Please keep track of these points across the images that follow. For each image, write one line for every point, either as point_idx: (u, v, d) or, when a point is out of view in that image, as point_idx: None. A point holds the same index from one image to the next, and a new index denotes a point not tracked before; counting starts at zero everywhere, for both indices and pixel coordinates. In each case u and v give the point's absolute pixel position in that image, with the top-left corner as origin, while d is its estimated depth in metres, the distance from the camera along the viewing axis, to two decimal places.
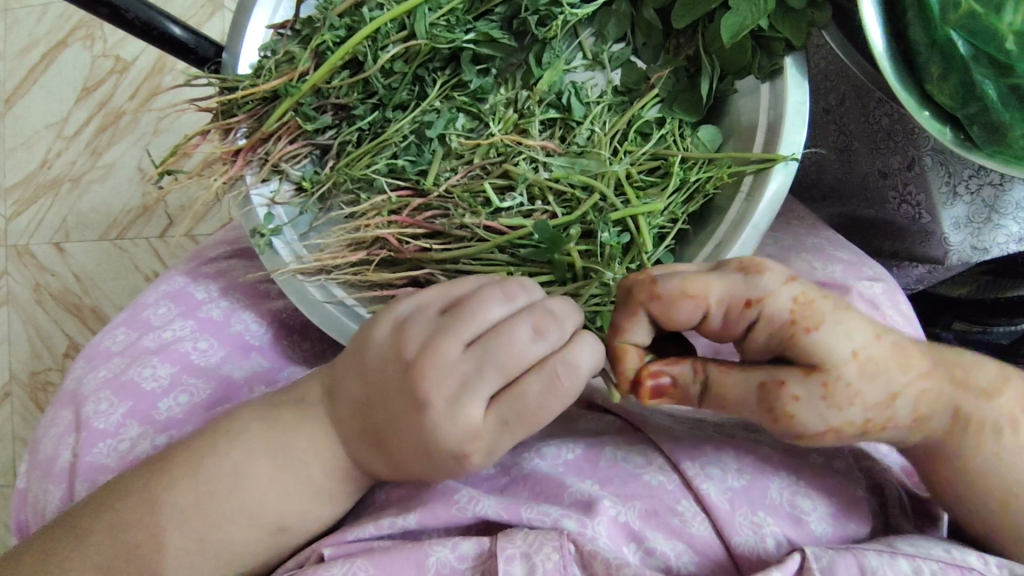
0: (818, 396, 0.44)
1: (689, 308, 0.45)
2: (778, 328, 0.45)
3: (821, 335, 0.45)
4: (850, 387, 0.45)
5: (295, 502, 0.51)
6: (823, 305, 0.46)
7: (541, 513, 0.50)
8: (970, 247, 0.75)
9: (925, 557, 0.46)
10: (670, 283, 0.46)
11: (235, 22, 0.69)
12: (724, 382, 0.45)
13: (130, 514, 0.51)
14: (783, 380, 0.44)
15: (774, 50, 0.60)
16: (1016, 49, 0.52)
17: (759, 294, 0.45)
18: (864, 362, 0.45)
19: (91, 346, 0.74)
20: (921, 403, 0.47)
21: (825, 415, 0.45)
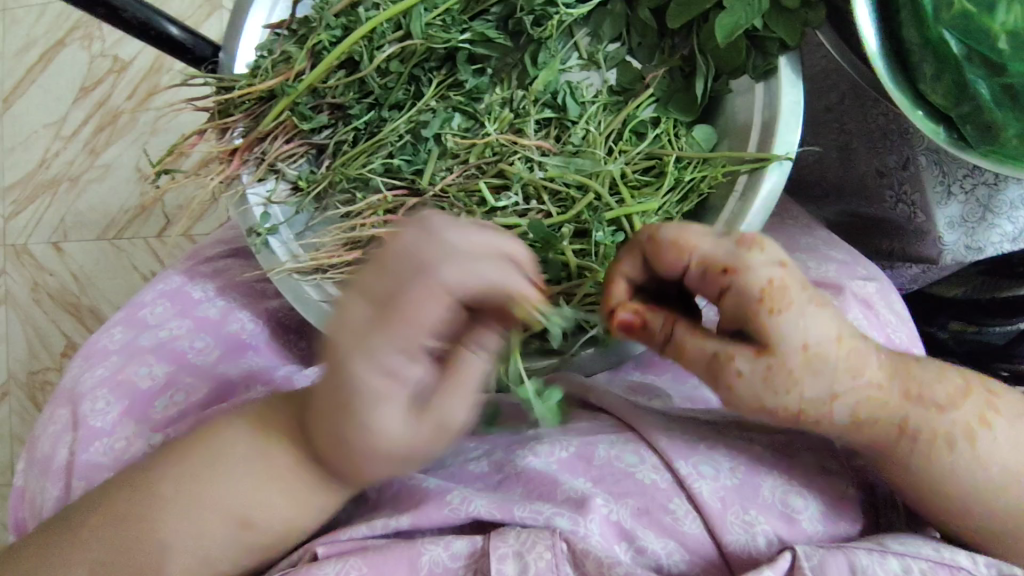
0: (760, 376, 0.46)
1: (672, 257, 0.47)
2: (748, 303, 0.46)
3: (784, 319, 0.45)
4: (793, 374, 0.45)
5: (270, 497, 0.50)
6: (796, 290, 0.46)
7: (534, 511, 0.50)
8: (964, 247, 0.75)
9: (914, 556, 0.46)
10: (666, 230, 0.48)
11: (233, 21, 0.69)
12: (686, 339, 0.47)
13: (116, 523, 0.51)
14: (733, 355, 0.46)
15: (769, 49, 0.60)
16: (1009, 48, 0.52)
17: (738, 264, 0.46)
18: (812, 356, 0.45)
19: (89, 344, 0.73)
20: (865, 407, 0.48)
21: (761, 395, 0.46)
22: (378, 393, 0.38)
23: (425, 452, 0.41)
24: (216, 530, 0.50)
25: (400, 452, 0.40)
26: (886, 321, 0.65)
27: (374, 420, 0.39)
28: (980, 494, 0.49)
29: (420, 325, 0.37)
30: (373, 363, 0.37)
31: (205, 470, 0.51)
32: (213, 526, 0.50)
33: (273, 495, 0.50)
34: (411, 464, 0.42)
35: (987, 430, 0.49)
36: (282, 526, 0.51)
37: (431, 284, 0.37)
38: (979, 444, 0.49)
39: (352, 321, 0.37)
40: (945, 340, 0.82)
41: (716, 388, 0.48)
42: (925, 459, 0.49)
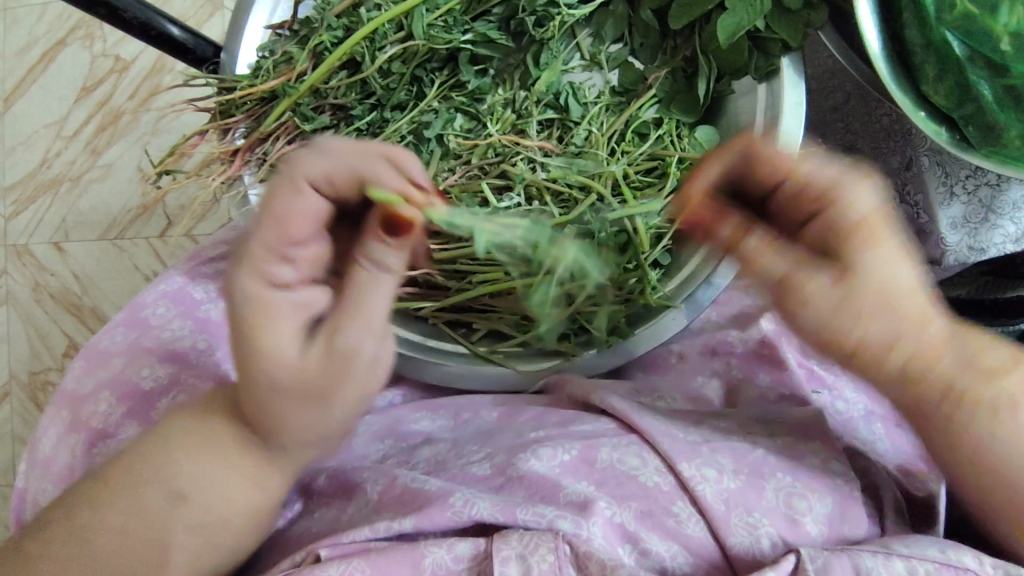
0: (835, 301, 0.48)
1: (767, 170, 0.50)
2: (836, 228, 0.48)
3: (871, 254, 0.47)
4: (864, 309, 0.47)
5: (237, 485, 0.52)
6: (885, 229, 0.48)
7: (536, 514, 0.50)
8: (967, 248, 0.74)
9: (920, 558, 0.45)
10: (765, 147, 0.51)
11: (234, 22, 0.69)
12: (759, 253, 0.50)
13: (93, 541, 0.51)
14: (807, 276, 0.48)
15: (770, 50, 0.60)
16: (1013, 50, 0.52)
17: (839, 196, 0.48)
18: (884, 297, 0.47)
19: (91, 343, 0.72)
20: (918, 362, 0.49)
21: (829, 318, 0.48)
22: (256, 296, 0.45)
23: (318, 385, 0.45)
24: (191, 530, 0.52)
25: (286, 378, 0.45)
26: None
27: (255, 338, 0.45)
28: (1014, 482, 0.48)
29: (285, 216, 0.45)
30: (253, 273, 0.45)
31: (166, 474, 0.52)
32: (189, 524, 0.52)
33: (239, 481, 0.52)
34: (306, 400, 0.46)
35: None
36: (251, 503, 0.53)
37: (285, 184, 0.45)
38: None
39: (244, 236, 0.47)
40: None
41: (786, 310, 0.50)
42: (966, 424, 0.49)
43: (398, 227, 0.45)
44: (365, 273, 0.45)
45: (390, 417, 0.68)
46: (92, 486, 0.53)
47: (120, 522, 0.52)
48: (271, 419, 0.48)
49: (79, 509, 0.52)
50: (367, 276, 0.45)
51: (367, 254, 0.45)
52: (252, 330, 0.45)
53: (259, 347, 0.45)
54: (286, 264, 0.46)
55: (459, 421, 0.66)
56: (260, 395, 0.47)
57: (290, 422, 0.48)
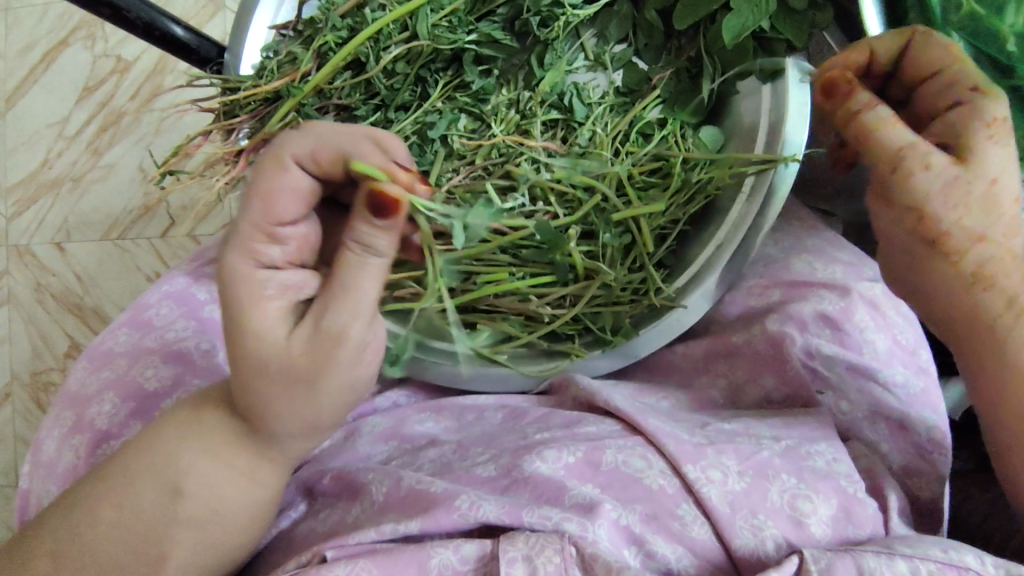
0: (942, 177, 0.49)
1: (941, 52, 0.52)
2: (970, 114, 0.50)
3: (991, 146, 0.49)
4: (974, 188, 0.49)
5: (230, 481, 0.52)
6: (1010, 141, 0.51)
7: (542, 516, 0.50)
8: None
9: (923, 558, 0.45)
10: (942, 36, 0.52)
11: (239, 22, 0.70)
12: (887, 120, 0.49)
13: (88, 539, 0.52)
14: (924, 149, 0.49)
15: (776, 51, 0.62)
16: (1018, 50, 0.52)
17: (986, 91, 0.50)
18: (993, 189, 0.49)
19: (94, 343, 0.72)
20: (999, 264, 0.50)
21: (932, 194, 0.49)
22: (243, 274, 0.47)
23: (304, 370, 0.46)
24: (189, 525, 0.52)
25: (273, 363, 0.46)
26: (893, 323, 0.65)
27: (243, 320, 0.47)
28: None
29: (272, 191, 0.46)
30: (242, 253, 0.47)
31: (162, 470, 0.52)
32: (185, 519, 0.52)
33: (233, 475, 0.52)
34: (291, 386, 0.47)
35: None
36: (248, 504, 0.53)
37: (272, 162, 0.47)
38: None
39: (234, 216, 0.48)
40: None
41: (884, 184, 0.51)
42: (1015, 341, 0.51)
43: (385, 207, 0.42)
44: (354, 255, 0.44)
45: (393, 418, 0.68)
46: (90, 482, 0.54)
47: (118, 518, 0.52)
48: (256, 406, 0.49)
49: (76, 507, 0.53)
50: (354, 257, 0.44)
51: (356, 236, 0.44)
52: (241, 307, 0.47)
53: (247, 327, 0.46)
54: (274, 246, 0.48)
55: (463, 422, 0.66)
56: (246, 381, 0.48)
57: (277, 411, 0.48)
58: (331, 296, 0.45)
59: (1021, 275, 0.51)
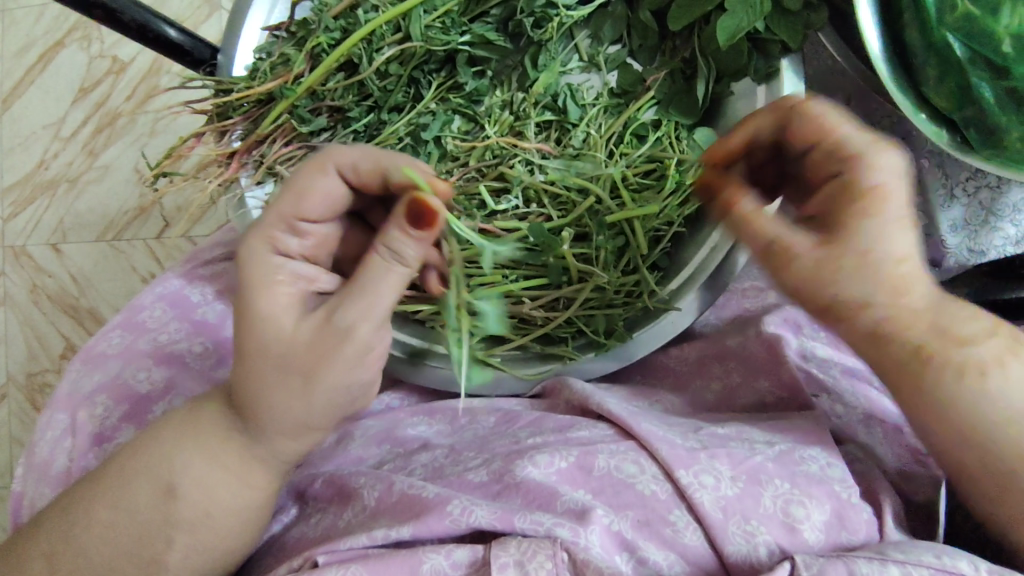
0: (812, 264, 0.46)
1: (813, 126, 0.47)
2: (845, 187, 0.46)
3: (868, 220, 0.45)
4: (845, 268, 0.46)
5: (223, 484, 0.52)
6: (901, 195, 0.45)
7: (534, 522, 0.50)
8: (966, 249, 0.74)
9: (915, 563, 0.45)
10: (819, 105, 0.47)
11: (230, 23, 0.69)
12: (755, 219, 0.48)
13: (82, 541, 0.52)
14: (792, 242, 0.47)
15: (771, 52, 0.60)
16: (1014, 51, 0.52)
17: (866, 156, 0.45)
18: (869, 258, 0.45)
19: (88, 347, 0.71)
20: (891, 325, 0.48)
21: (810, 279, 0.47)
22: (261, 259, 0.48)
23: (307, 362, 0.46)
24: (182, 528, 0.52)
25: (275, 347, 0.46)
26: None
27: (251, 301, 0.47)
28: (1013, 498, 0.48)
29: (305, 188, 0.49)
30: (262, 238, 0.48)
31: (156, 471, 0.52)
32: (179, 521, 0.52)
33: (225, 477, 0.52)
34: (291, 377, 0.47)
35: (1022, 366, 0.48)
36: (240, 508, 0.53)
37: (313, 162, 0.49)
38: (1002, 380, 0.47)
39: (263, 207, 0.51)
40: None
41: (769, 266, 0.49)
42: (938, 385, 0.48)
43: (423, 217, 0.44)
44: (379, 257, 0.44)
45: (387, 421, 0.67)
46: (86, 483, 0.54)
47: (113, 519, 0.52)
48: (255, 395, 0.48)
49: (69, 508, 0.53)
50: (377, 260, 0.44)
51: (385, 240, 0.44)
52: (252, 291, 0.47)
53: (256, 307, 0.46)
54: (293, 238, 0.50)
55: (456, 425, 0.66)
56: (247, 365, 0.48)
57: (277, 403, 0.48)
58: (350, 293, 0.45)
59: (925, 326, 0.48)
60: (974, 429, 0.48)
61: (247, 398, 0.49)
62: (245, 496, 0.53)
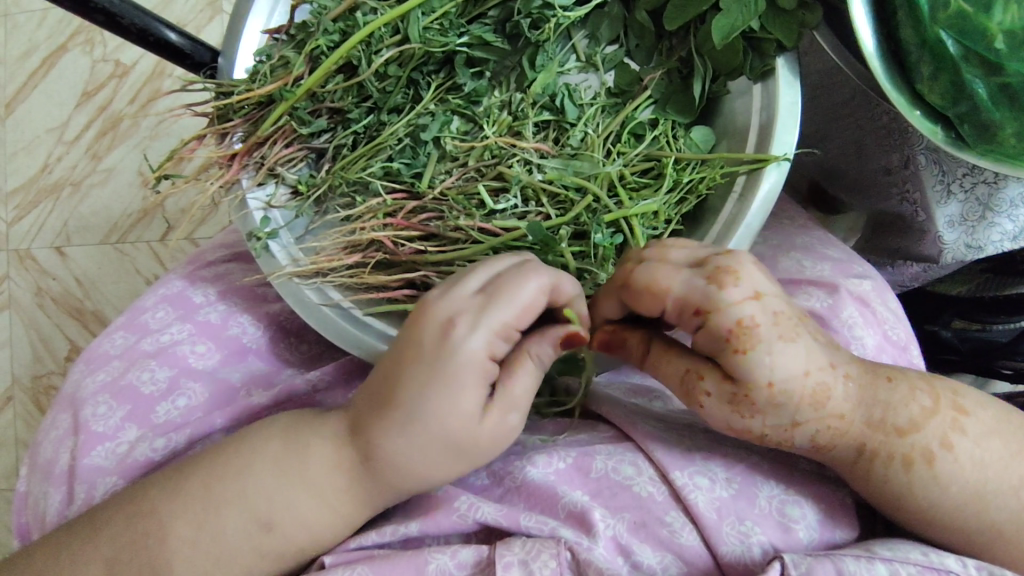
0: (725, 402, 0.50)
1: (649, 302, 0.51)
2: (718, 339, 0.49)
3: (749, 358, 0.48)
4: (756, 404, 0.49)
5: (304, 506, 0.52)
6: (770, 332, 0.48)
7: (540, 521, 0.51)
8: (964, 245, 0.77)
9: (903, 561, 0.46)
10: (639, 280, 0.51)
11: (231, 27, 0.69)
12: (659, 362, 0.53)
13: (154, 551, 0.52)
14: (700, 376, 0.50)
15: (765, 51, 0.61)
16: (1006, 48, 0.52)
17: (711, 305, 0.49)
18: (778, 392, 0.48)
19: (91, 348, 0.74)
20: (823, 436, 0.50)
21: (728, 417, 0.50)
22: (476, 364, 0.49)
23: (479, 454, 0.50)
24: (256, 551, 0.52)
25: (464, 438, 0.49)
26: (882, 317, 0.65)
27: (455, 388, 0.48)
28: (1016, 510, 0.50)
29: (528, 305, 0.49)
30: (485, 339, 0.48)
31: (252, 501, 0.52)
32: (268, 549, 0.52)
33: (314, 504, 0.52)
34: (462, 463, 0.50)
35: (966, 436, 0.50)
36: (316, 534, 0.53)
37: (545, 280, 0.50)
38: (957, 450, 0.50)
39: (473, 297, 0.50)
40: (950, 339, 0.81)
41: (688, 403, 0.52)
42: (882, 476, 0.50)
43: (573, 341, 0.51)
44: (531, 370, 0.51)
45: None
46: (148, 496, 0.54)
47: (193, 537, 0.52)
48: (413, 467, 0.50)
49: (134, 519, 0.53)
50: (531, 374, 0.51)
51: (534, 353, 0.51)
52: (462, 385, 0.48)
53: (461, 406, 0.48)
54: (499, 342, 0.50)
55: None
56: (422, 445, 0.49)
57: (430, 476, 0.51)
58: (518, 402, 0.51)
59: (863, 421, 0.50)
60: (928, 510, 0.50)
61: (396, 464, 0.50)
62: (331, 525, 0.53)
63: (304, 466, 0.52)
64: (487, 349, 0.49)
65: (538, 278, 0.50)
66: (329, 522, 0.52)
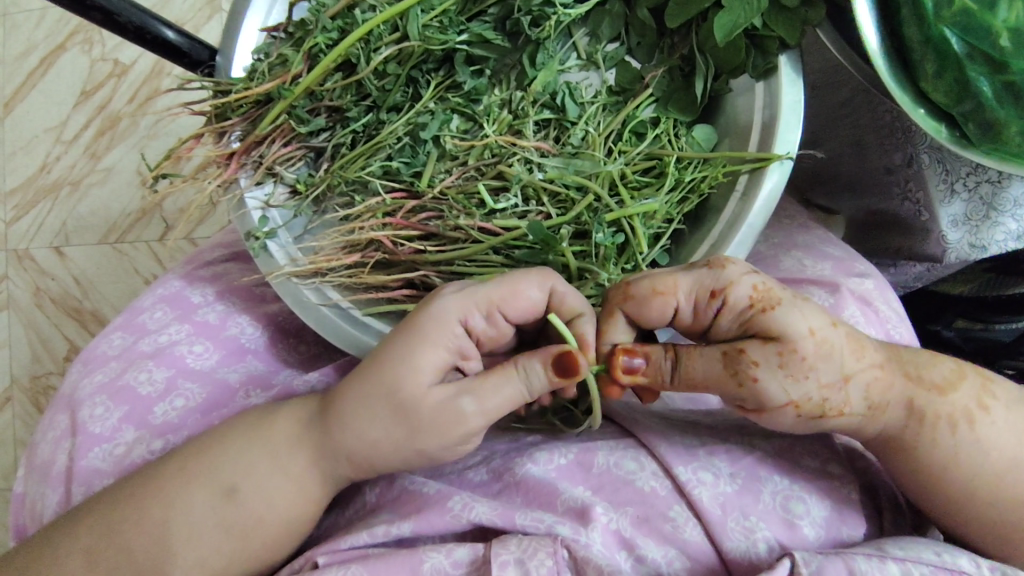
0: (776, 363, 0.46)
1: (658, 304, 0.49)
2: (741, 314, 0.48)
3: (780, 314, 0.47)
4: (806, 360, 0.47)
5: (271, 485, 0.52)
6: (786, 294, 0.49)
7: (535, 519, 0.50)
8: (968, 245, 0.74)
9: (917, 561, 0.45)
10: (640, 284, 0.49)
11: (229, 25, 0.69)
12: (690, 359, 0.47)
13: (143, 552, 0.52)
14: (743, 350, 0.47)
15: (768, 49, 0.60)
16: (1012, 46, 0.51)
17: (719, 283, 0.48)
18: (820, 340, 0.47)
19: (89, 349, 0.74)
20: (873, 392, 0.49)
21: (785, 387, 0.47)
22: (449, 329, 0.50)
23: (422, 426, 0.49)
24: (221, 530, 0.52)
25: (415, 406, 0.48)
26: (885, 317, 0.65)
27: (415, 346, 0.49)
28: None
29: (517, 292, 0.50)
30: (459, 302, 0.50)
31: (220, 473, 0.52)
32: (231, 526, 0.52)
33: (276, 478, 0.52)
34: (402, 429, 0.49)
35: (970, 428, 0.50)
36: (284, 514, 0.53)
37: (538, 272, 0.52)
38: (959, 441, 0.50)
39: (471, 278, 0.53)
40: (952, 338, 0.84)
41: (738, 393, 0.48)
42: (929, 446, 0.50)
43: (571, 368, 0.46)
44: (508, 371, 0.48)
45: None
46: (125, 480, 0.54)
47: (163, 518, 0.52)
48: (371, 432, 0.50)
49: (121, 515, 0.52)
50: (509, 373, 0.48)
51: (524, 363, 0.47)
52: (428, 343, 0.49)
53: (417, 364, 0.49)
54: (482, 322, 0.51)
55: None
56: (376, 402, 0.49)
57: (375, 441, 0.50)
58: (483, 390, 0.48)
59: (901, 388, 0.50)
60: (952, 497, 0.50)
61: (345, 413, 0.50)
62: (296, 504, 0.53)
63: (273, 439, 0.53)
64: (464, 319, 0.50)
65: (533, 273, 0.51)
66: (294, 501, 0.53)
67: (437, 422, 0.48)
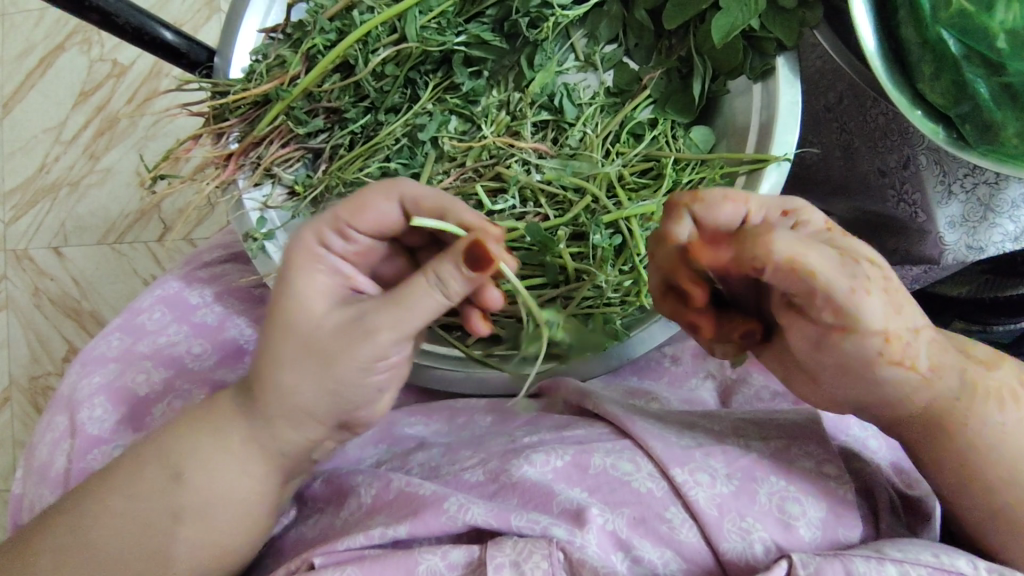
0: (881, 285, 0.45)
1: (731, 209, 0.46)
2: (820, 235, 0.47)
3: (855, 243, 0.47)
4: (897, 291, 0.46)
5: (210, 453, 0.52)
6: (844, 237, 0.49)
7: (530, 521, 0.50)
8: (965, 246, 0.74)
9: (914, 563, 0.45)
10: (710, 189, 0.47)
11: (228, 27, 0.68)
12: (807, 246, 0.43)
13: (95, 532, 0.52)
14: (858, 260, 0.45)
15: (766, 50, 0.61)
16: (1007, 47, 0.52)
17: (792, 207, 0.49)
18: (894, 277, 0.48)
19: (86, 350, 0.73)
20: (933, 354, 0.49)
21: (888, 311, 0.45)
22: (307, 257, 0.47)
23: (331, 350, 0.45)
24: (184, 516, 0.52)
25: (304, 335, 0.46)
26: None
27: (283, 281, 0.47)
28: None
29: (369, 209, 0.47)
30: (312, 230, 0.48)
31: (168, 457, 0.53)
32: (190, 509, 0.52)
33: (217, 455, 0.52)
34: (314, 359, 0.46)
35: (967, 428, 0.50)
36: (247, 495, 0.53)
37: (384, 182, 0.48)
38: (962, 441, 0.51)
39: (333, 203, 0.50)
40: None
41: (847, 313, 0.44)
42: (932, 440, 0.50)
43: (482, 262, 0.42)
44: (423, 285, 0.43)
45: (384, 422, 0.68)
46: (110, 508, 0.52)
47: (123, 508, 0.52)
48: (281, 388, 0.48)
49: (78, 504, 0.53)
50: (421, 286, 0.43)
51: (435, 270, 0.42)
52: (295, 274, 0.47)
53: (290, 295, 0.47)
54: (343, 241, 0.48)
55: (453, 425, 0.66)
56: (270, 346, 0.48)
57: (290, 384, 0.48)
58: (381, 307, 0.44)
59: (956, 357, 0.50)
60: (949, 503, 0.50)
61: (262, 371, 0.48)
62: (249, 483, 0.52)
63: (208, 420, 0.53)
64: (323, 241, 0.48)
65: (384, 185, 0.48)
66: (254, 486, 0.53)
67: (331, 344, 0.45)
